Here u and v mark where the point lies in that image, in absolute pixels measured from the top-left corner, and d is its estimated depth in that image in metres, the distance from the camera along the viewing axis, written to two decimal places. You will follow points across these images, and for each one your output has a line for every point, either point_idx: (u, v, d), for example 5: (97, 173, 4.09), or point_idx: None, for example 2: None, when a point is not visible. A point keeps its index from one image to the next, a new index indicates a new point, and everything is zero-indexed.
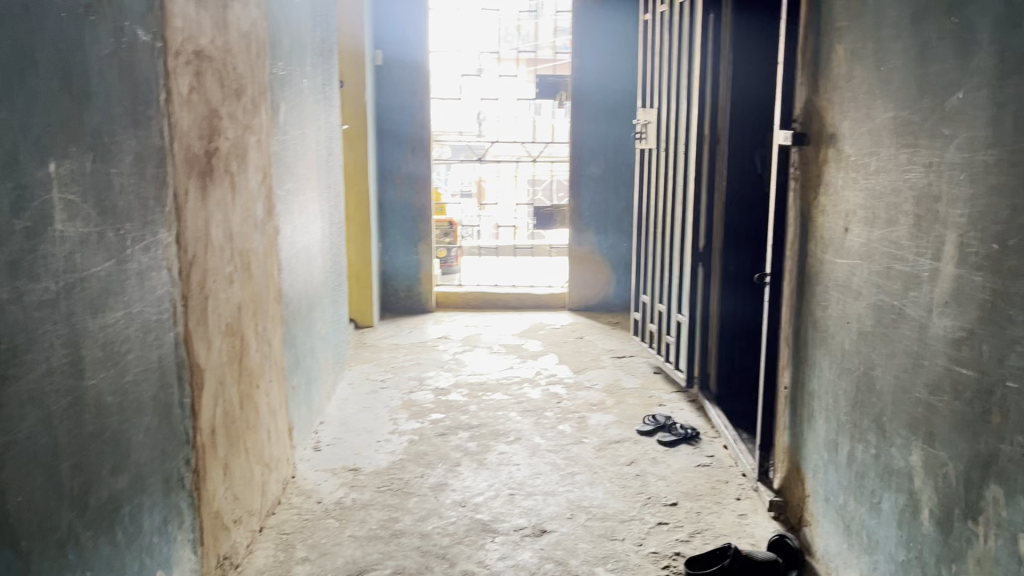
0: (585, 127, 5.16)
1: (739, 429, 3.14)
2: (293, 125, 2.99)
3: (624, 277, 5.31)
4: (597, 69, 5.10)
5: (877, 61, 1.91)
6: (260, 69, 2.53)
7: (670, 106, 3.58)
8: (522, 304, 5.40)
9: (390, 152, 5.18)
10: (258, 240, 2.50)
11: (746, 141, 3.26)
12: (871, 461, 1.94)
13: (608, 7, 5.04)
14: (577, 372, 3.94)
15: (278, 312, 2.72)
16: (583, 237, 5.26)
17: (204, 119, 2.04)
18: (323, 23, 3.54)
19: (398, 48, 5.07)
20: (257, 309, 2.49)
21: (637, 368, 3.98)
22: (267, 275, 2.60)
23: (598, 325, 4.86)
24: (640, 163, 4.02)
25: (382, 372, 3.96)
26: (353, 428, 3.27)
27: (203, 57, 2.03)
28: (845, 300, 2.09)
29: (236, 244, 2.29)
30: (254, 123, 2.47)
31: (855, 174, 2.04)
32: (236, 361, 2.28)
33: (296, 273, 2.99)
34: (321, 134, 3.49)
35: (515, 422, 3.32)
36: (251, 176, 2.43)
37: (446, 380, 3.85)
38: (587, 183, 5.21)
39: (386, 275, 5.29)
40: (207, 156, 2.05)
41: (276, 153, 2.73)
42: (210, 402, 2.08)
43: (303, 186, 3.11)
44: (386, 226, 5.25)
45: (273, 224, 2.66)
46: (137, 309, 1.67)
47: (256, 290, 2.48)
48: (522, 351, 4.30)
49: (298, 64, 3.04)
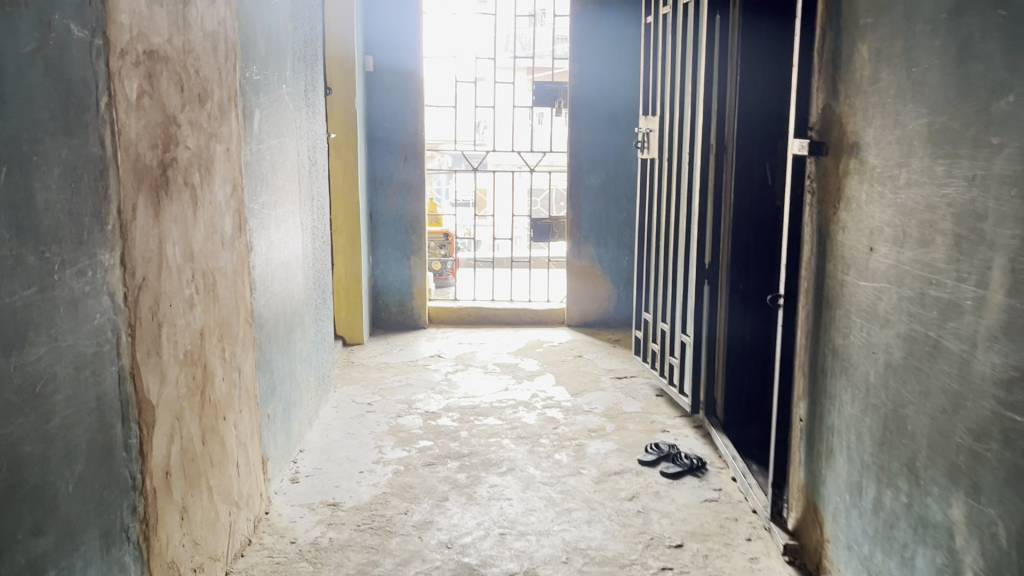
0: (584, 135, 4.96)
1: (748, 460, 2.93)
2: (271, 133, 2.79)
3: (626, 292, 5.10)
4: (597, 75, 4.90)
5: (908, 62, 1.71)
6: (231, 74, 2.33)
7: (674, 115, 3.38)
8: (519, 319, 5.18)
9: (382, 161, 4.99)
10: (226, 258, 2.29)
11: (757, 151, 3.03)
12: (903, 511, 1.72)
13: (608, 11, 4.85)
14: (575, 395, 3.73)
15: (250, 335, 2.51)
16: (582, 250, 5.05)
17: (160, 126, 1.84)
18: (307, 25, 3.35)
19: (389, 54, 4.88)
20: (224, 333, 2.29)
21: (639, 390, 3.76)
22: (237, 296, 2.39)
23: (598, 342, 4.65)
24: (642, 174, 3.82)
25: (369, 395, 3.75)
26: (335, 456, 3.06)
27: (157, 57, 1.82)
28: (870, 327, 1.88)
29: (199, 263, 2.08)
30: (222, 131, 2.27)
31: (881, 188, 1.83)
32: (198, 393, 2.07)
33: (272, 292, 2.77)
34: (303, 143, 3.29)
35: (508, 451, 3.11)
36: (217, 188, 2.23)
37: (436, 403, 3.64)
38: (586, 192, 5.01)
39: (377, 289, 5.09)
40: (162, 167, 1.85)
41: (248, 163, 2.53)
42: (165, 441, 1.87)
43: (282, 198, 2.90)
44: (377, 238, 5.05)
45: (244, 240, 2.45)
46: (68, 343, 1.46)
47: (223, 313, 2.28)
48: (518, 371, 4.09)
49: (276, 68, 2.84)
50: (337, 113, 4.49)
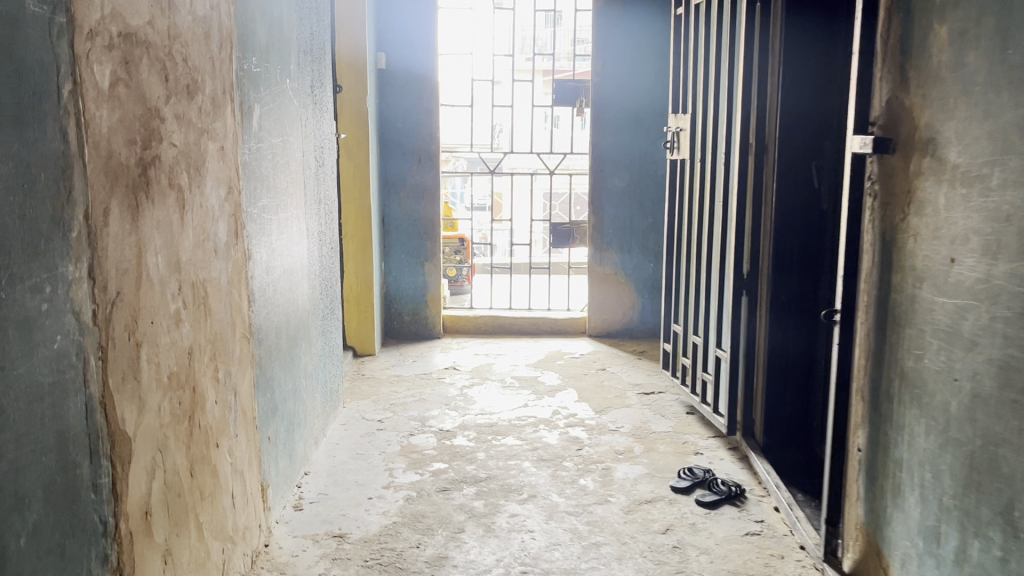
0: (607, 137, 4.72)
1: (793, 488, 2.68)
2: (272, 133, 2.57)
3: (650, 300, 4.85)
4: (621, 73, 4.66)
5: (1002, 43, 1.47)
6: (225, 65, 2.12)
7: (707, 111, 3.14)
8: (538, 329, 4.94)
9: (395, 163, 4.77)
10: (220, 268, 2.08)
11: (802, 151, 2.77)
12: (995, 566, 1.47)
13: (632, 6, 4.61)
14: (600, 412, 3.49)
15: (248, 352, 2.29)
16: (605, 256, 4.81)
17: (139, 120, 1.62)
18: (314, 18, 3.13)
19: (403, 51, 4.67)
20: (217, 350, 2.06)
21: (668, 407, 3.52)
22: (233, 310, 2.17)
23: (622, 354, 4.40)
24: (671, 176, 3.58)
25: (380, 411, 3.52)
26: (342, 481, 2.83)
27: (135, 41, 1.61)
28: (951, 350, 1.64)
29: (187, 274, 1.86)
30: (216, 127, 2.06)
31: (965, 190, 1.59)
32: (186, 419, 1.85)
33: (273, 305, 2.55)
34: (310, 144, 3.07)
35: (529, 475, 2.87)
36: (209, 191, 2.01)
37: (451, 420, 3.40)
38: (609, 197, 4.77)
39: (390, 297, 4.87)
40: (141, 167, 1.63)
41: (246, 164, 2.31)
42: (145, 476, 1.64)
43: (285, 202, 2.68)
44: (390, 243, 4.83)
45: (240, 248, 2.23)
46: (20, 372, 1.24)
47: (216, 328, 2.06)
48: (538, 386, 3.85)
49: (279, 60, 2.63)
50: (348, 112, 4.27)
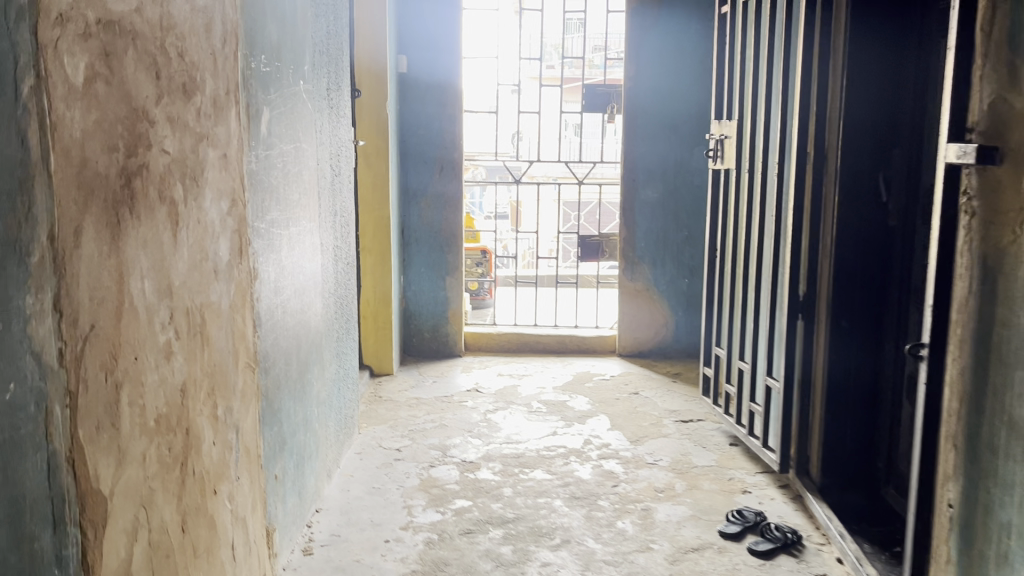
0: (640, 145, 4.46)
1: (856, 537, 2.40)
2: (283, 139, 2.34)
3: (685, 318, 4.57)
4: (656, 78, 4.41)
5: None
6: (230, 63, 1.89)
7: (757, 117, 2.87)
8: (565, 348, 4.68)
9: (416, 171, 4.53)
10: (220, 291, 1.84)
11: (868, 160, 2.49)
12: None
13: (668, 7, 4.36)
14: (635, 443, 3.22)
15: (252, 383, 2.05)
16: (636, 272, 4.55)
17: (123, 122, 1.38)
18: (331, 15, 2.90)
19: (426, 54, 4.44)
20: (216, 384, 1.82)
21: (710, 438, 3.25)
22: (235, 337, 1.94)
23: (655, 376, 4.13)
24: (713, 188, 3.32)
25: (398, 439, 3.27)
26: (356, 520, 2.59)
27: (118, 30, 1.37)
28: None
29: (179, 299, 1.62)
30: (217, 132, 1.82)
31: None
32: (178, 466, 1.60)
33: (282, 329, 2.31)
34: (325, 150, 2.83)
35: (562, 516, 2.61)
36: (208, 204, 1.78)
37: (474, 450, 3.15)
38: (641, 208, 4.51)
39: (409, 312, 4.62)
40: (124, 177, 1.39)
41: (252, 173, 2.07)
42: (125, 541, 1.39)
43: (297, 215, 2.45)
44: (409, 256, 4.60)
45: (245, 267, 2.00)
46: None
47: (215, 359, 1.82)
48: (567, 411, 3.59)
49: (292, 59, 2.40)
50: (366, 119, 4.04)
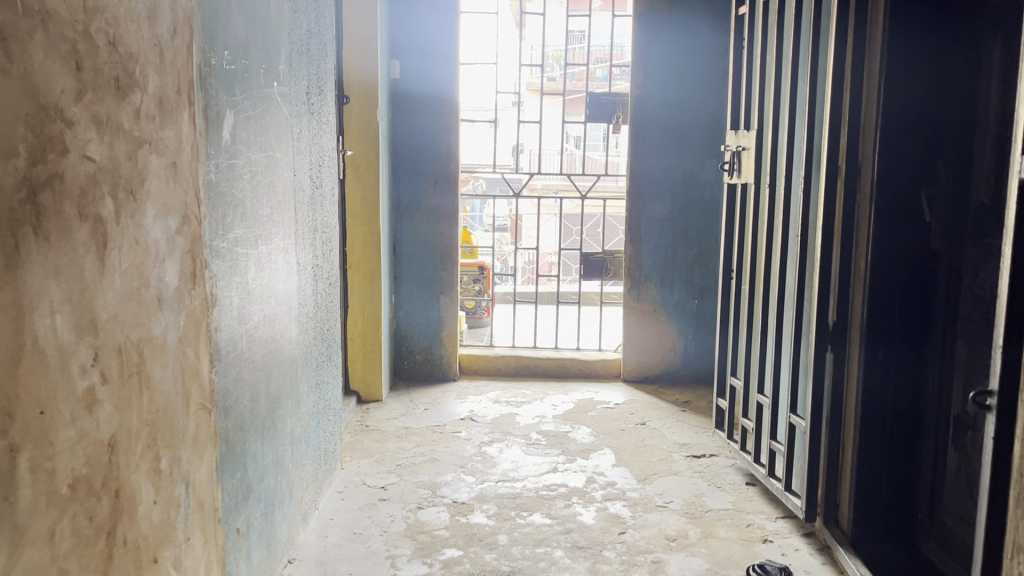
0: (647, 157, 4.20)
1: None
2: (251, 145, 2.07)
3: (694, 340, 4.30)
4: (664, 86, 4.16)
5: None
6: (181, 57, 1.63)
7: (779, 127, 2.61)
8: (567, 373, 4.40)
9: (408, 183, 4.28)
10: (166, 322, 1.58)
11: (908, 176, 2.21)
12: None
13: (679, 10, 4.11)
14: (643, 481, 2.94)
15: (207, 427, 1.78)
16: (643, 291, 4.28)
17: (26, 121, 1.12)
18: (312, 12, 2.64)
19: (420, 60, 4.19)
20: (159, 432, 1.55)
21: (724, 477, 2.97)
22: (185, 375, 1.67)
23: (663, 404, 3.85)
24: (728, 205, 3.05)
25: (384, 475, 2.99)
26: (332, 572, 2.31)
27: (22, 7, 1.11)
28: None
29: (108, 335, 1.35)
30: (163, 138, 1.55)
31: None
32: (102, 537, 1.32)
33: (247, 362, 2.05)
34: (304, 159, 2.57)
35: (563, 569, 2.33)
36: (151, 222, 1.51)
37: (467, 489, 2.87)
38: (649, 224, 4.24)
39: (401, 333, 4.36)
40: (27, 189, 1.13)
41: (210, 186, 1.81)
42: None
43: (267, 232, 2.18)
44: (402, 273, 4.33)
45: (199, 294, 1.74)
46: None
47: (158, 403, 1.55)
48: (569, 444, 3.31)
49: (262, 57, 2.14)
50: (356, 128, 3.79)
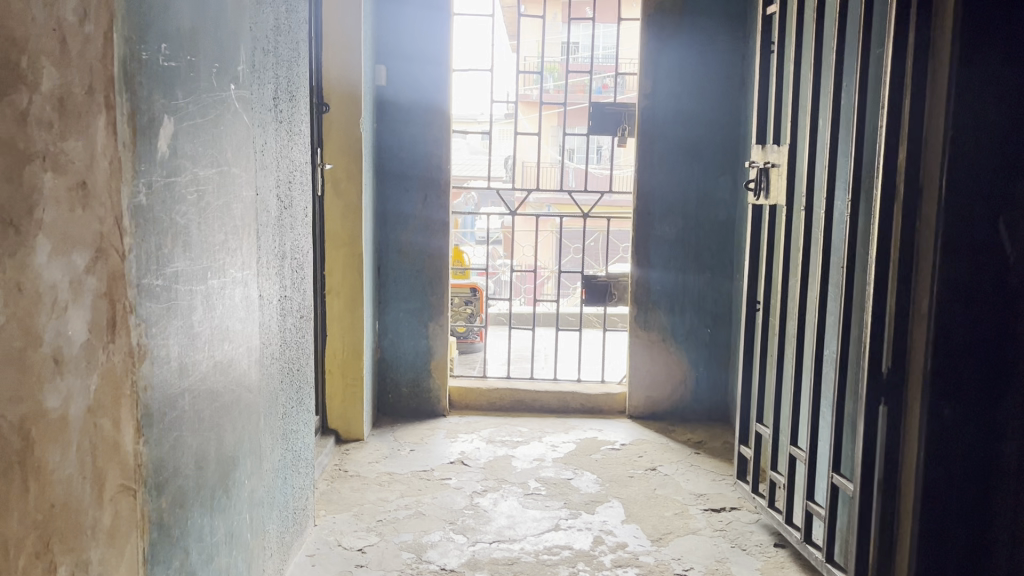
0: (657, 173, 3.86)
1: None
2: (199, 159, 1.72)
3: (707, 373, 3.96)
4: (675, 97, 3.83)
5: None
6: (93, 46, 1.27)
7: (818, 141, 2.27)
8: (567, 408, 4.04)
9: (395, 200, 3.93)
10: (70, 390, 1.22)
11: (981, 202, 1.88)
12: None
13: (692, 14, 3.80)
14: (658, 543, 2.58)
15: (131, 513, 1.41)
16: (650, 319, 3.94)
17: None
18: (281, 5, 2.29)
19: (409, 66, 3.86)
20: (58, 532, 1.19)
21: (749, 538, 2.62)
22: (98, 453, 1.31)
23: (674, 446, 3.51)
24: (754, 229, 2.71)
25: (362, 534, 2.62)
26: None
27: None
28: None
29: None
30: (66, 152, 1.19)
31: None
32: None
33: (191, 422, 1.69)
34: (269, 176, 2.22)
35: None
36: (45, 262, 1.15)
37: (457, 552, 2.51)
38: (658, 246, 3.90)
39: (386, 363, 3.99)
40: None
41: (141, 210, 1.45)
42: None
43: (220, 262, 1.83)
44: (387, 297, 3.97)
45: (121, 347, 1.38)
46: None
47: (56, 495, 1.19)
48: (572, 494, 2.96)
49: (215, 51, 1.79)
50: (337, 139, 3.44)
